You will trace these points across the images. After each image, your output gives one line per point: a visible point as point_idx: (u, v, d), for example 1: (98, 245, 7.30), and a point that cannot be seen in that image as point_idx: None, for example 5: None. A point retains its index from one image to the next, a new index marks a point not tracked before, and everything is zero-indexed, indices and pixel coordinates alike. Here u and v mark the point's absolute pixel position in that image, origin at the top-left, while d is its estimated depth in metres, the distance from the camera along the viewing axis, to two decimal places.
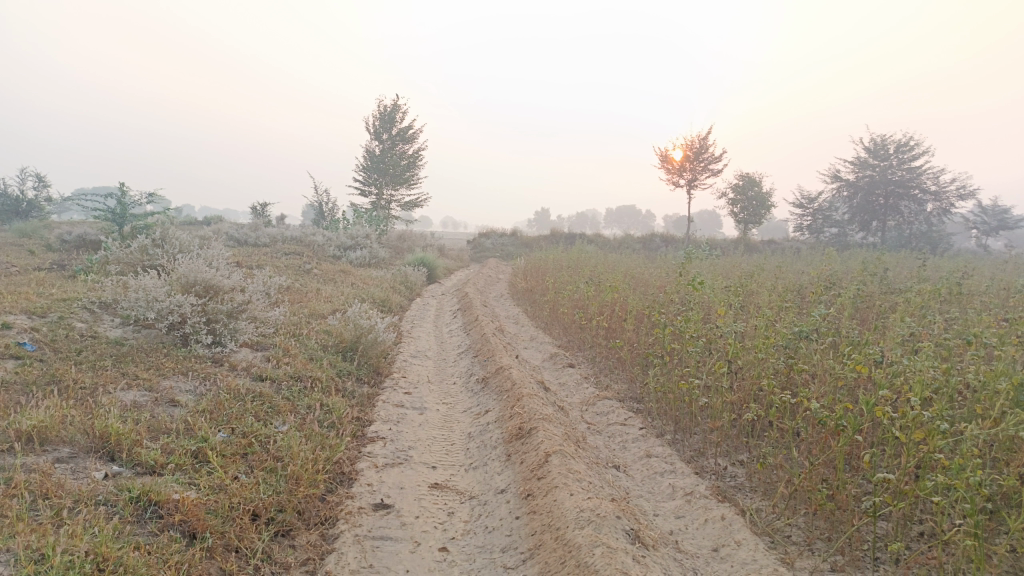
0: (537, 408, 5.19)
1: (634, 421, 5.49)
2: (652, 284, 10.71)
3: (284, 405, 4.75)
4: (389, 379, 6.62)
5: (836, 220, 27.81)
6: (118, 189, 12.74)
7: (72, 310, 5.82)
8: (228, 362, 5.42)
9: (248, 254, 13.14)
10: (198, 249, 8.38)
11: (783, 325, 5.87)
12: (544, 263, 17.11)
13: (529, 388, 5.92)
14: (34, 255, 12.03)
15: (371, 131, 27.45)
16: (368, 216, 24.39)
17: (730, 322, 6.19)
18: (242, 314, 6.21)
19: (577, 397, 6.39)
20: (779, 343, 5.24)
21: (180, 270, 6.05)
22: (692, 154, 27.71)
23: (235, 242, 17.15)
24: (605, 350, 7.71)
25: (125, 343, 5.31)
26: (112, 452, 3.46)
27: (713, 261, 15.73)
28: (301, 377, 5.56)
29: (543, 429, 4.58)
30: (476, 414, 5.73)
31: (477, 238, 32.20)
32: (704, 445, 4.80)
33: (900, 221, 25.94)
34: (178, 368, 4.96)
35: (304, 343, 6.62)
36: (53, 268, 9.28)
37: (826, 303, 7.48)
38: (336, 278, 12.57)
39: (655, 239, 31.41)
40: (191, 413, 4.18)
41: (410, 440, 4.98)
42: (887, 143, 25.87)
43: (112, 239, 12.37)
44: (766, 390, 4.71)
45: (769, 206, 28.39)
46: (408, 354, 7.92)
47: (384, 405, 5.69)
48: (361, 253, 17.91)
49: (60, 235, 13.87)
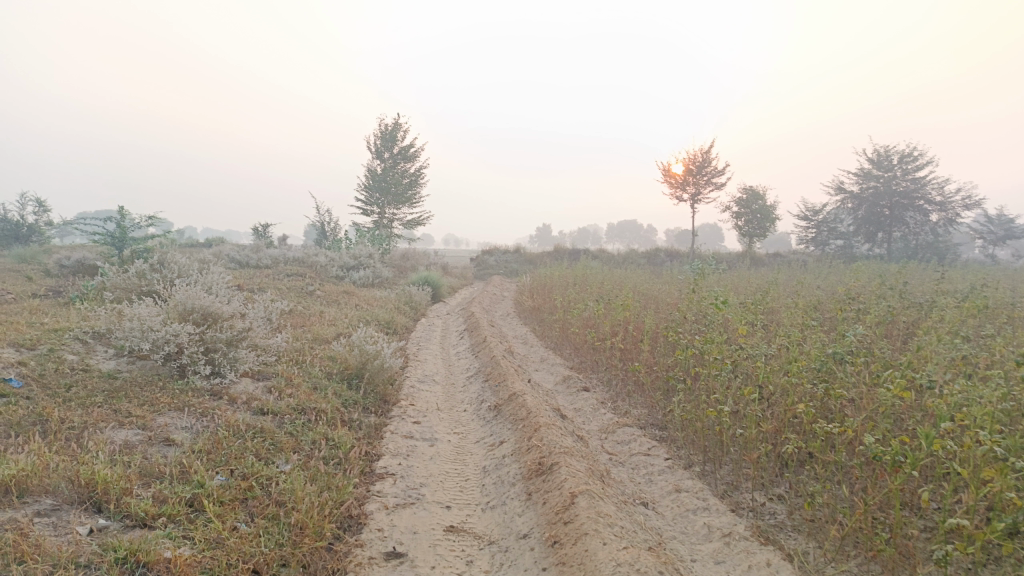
0: (556, 440, 4.87)
1: (659, 451, 5.18)
2: (664, 301, 10.41)
3: (287, 441, 4.45)
4: (397, 407, 6.31)
5: (842, 232, 27.54)
6: (118, 212, 12.50)
7: (64, 341, 5.53)
8: (227, 394, 5.11)
9: (249, 277, 12.86)
10: (198, 274, 8.10)
11: (812, 345, 5.56)
12: (549, 281, 16.81)
13: (546, 416, 5.61)
14: (31, 280, 11.77)
15: (372, 150, 27.31)
16: (371, 235, 24.17)
17: (755, 343, 5.89)
18: (242, 342, 5.91)
19: (595, 425, 6.08)
20: (812, 366, 4.95)
21: (177, 297, 5.76)
22: (695, 168, 27.53)
23: (237, 264, 16.92)
24: (621, 373, 7.40)
25: (119, 376, 5.02)
26: (98, 503, 3.16)
27: (722, 275, 15.42)
28: (304, 409, 5.26)
29: (565, 464, 4.27)
30: (490, 445, 5.42)
31: (480, 256, 31.98)
32: (737, 478, 4.49)
33: (906, 233, 25.62)
34: (174, 404, 4.66)
35: (308, 371, 6.32)
36: (49, 295, 9.02)
37: (849, 320, 7.18)
38: (339, 299, 12.28)
39: (659, 254, 31.15)
40: (187, 454, 3.87)
41: (422, 476, 4.67)
42: (891, 154, 25.64)
43: (111, 263, 12.12)
44: (804, 417, 4.41)
45: (773, 219, 28.12)
46: (416, 379, 7.61)
47: (392, 437, 5.39)
48: (364, 273, 17.66)
49: (59, 259, 13.64)
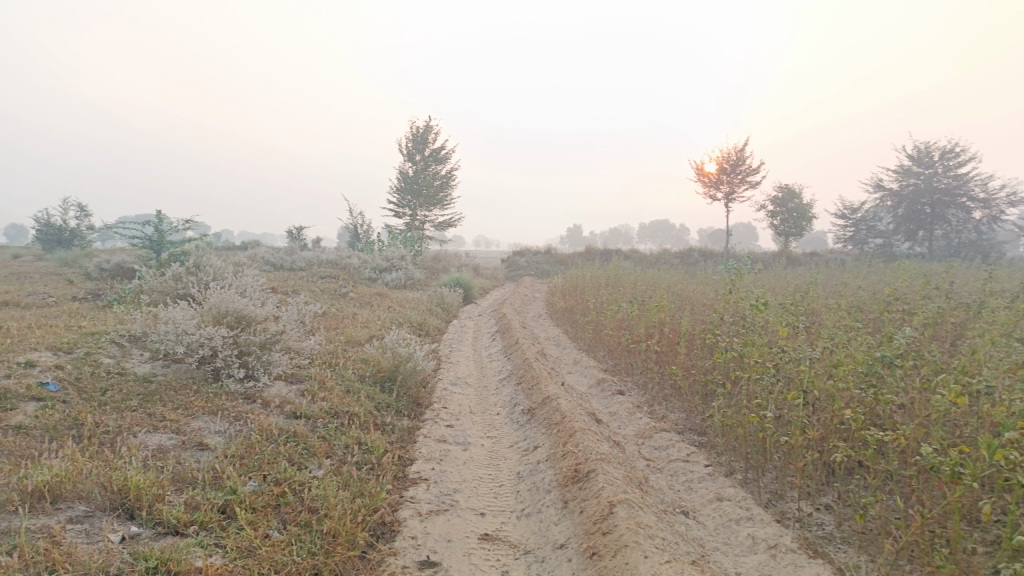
0: (592, 446, 4.75)
1: (698, 457, 5.05)
2: (699, 303, 10.22)
3: (320, 445, 4.40)
4: (430, 410, 6.24)
5: (882, 231, 26.90)
6: (156, 216, 12.67)
7: (100, 344, 5.57)
8: (260, 398, 5.09)
9: (282, 279, 12.95)
10: (233, 276, 8.14)
11: (857, 348, 5.37)
12: (581, 282, 16.65)
13: (582, 421, 5.49)
14: (72, 284, 11.98)
15: (404, 152, 27.42)
16: (403, 237, 24.25)
17: (798, 346, 5.70)
18: (276, 346, 5.89)
19: (631, 429, 5.95)
20: (860, 371, 4.76)
21: (211, 300, 5.76)
22: (729, 166, 27.12)
23: (271, 267, 17.08)
24: (657, 376, 7.26)
25: (154, 380, 5.02)
26: (131, 509, 3.13)
27: (758, 275, 15.10)
28: (337, 412, 5.22)
29: (602, 471, 4.15)
30: (524, 450, 5.32)
31: (511, 256, 31.95)
32: (781, 486, 4.33)
33: (948, 231, 24.88)
34: (208, 408, 4.65)
35: (341, 374, 6.29)
36: (88, 299, 9.15)
37: (895, 321, 6.94)
38: (372, 301, 12.28)
39: (693, 254, 30.76)
40: (219, 460, 3.84)
41: (456, 482, 4.59)
42: (932, 150, 24.97)
43: (149, 266, 12.32)
44: (852, 423, 4.24)
45: (810, 218, 27.57)
46: (448, 381, 7.55)
47: (425, 441, 5.32)
48: (397, 274, 17.70)
49: (100, 262, 13.88)
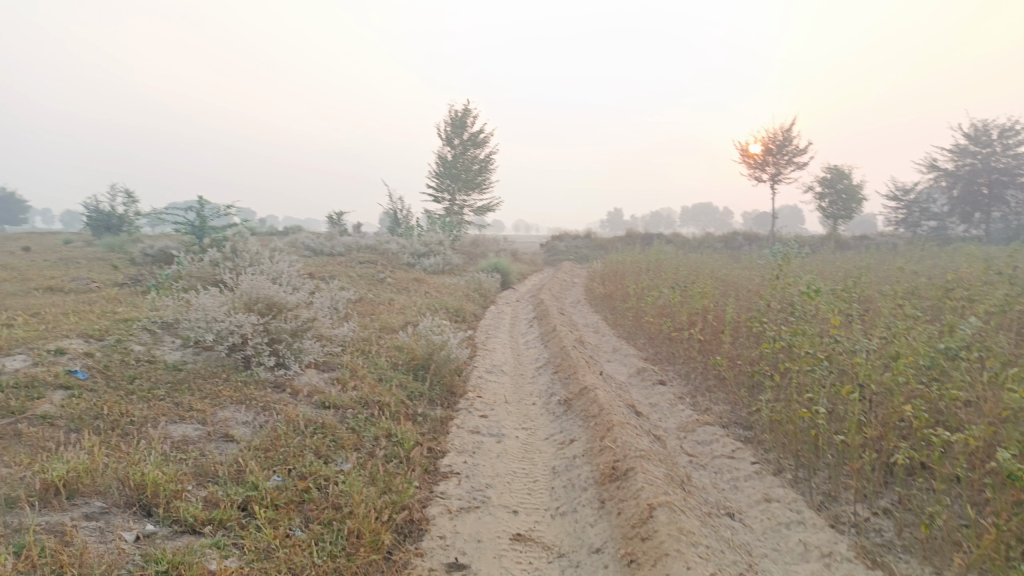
0: (632, 441, 4.52)
1: (744, 454, 4.80)
2: (744, 289, 9.86)
3: (349, 437, 4.25)
4: (464, 400, 6.08)
5: (936, 213, 25.85)
6: (198, 201, 12.75)
7: (132, 331, 5.52)
8: (290, 387, 4.97)
9: (321, 264, 12.93)
10: (268, 262, 8.07)
11: (918, 338, 5.02)
12: (621, 266, 16.31)
13: (621, 413, 5.26)
14: (117, 269, 12.14)
15: (443, 137, 27.28)
16: (442, 222, 24.14)
17: (852, 336, 5.37)
18: (307, 333, 5.77)
19: (673, 422, 5.72)
20: (921, 364, 4.43)
21: (242, 287, 5.64)
22: (775, 147, 26.33)
23: (311, 252, 17.14)
24: (699, 366, 6.98)
25: (183, 368, 4.95)
26: (148, 506, 3.02)
27: (805, 259, 14.54)
28: (368, 402, 5.08)
29: (641, 469, 3.92)
30: (560, 443, 5.12)
31: (550, 241, 31.65)
32: (834, 487, 4.06)
33: (1007, 213, 23.68)
34: (236, 397, 4.54)
35: (374, 362, 6.16)
36: (129, 284, 9.21)
37: (956, 309, 6.52)
38: (410, 286, 12.18)
39: (737, 237, 30.04)
40: (243, 453, 3.72)
41: (488, 477, 4.41)
42: (990, 128, 23.83)
43: (190, 251, 12.41)
44: (914, 421, 3.93)
45: (860, 200, 26.63)
46: (484, 369, 7.39)
47: (458, 432, 5.16)
48: (435, 259, 17.61)
49: (144, 247, 14.06)
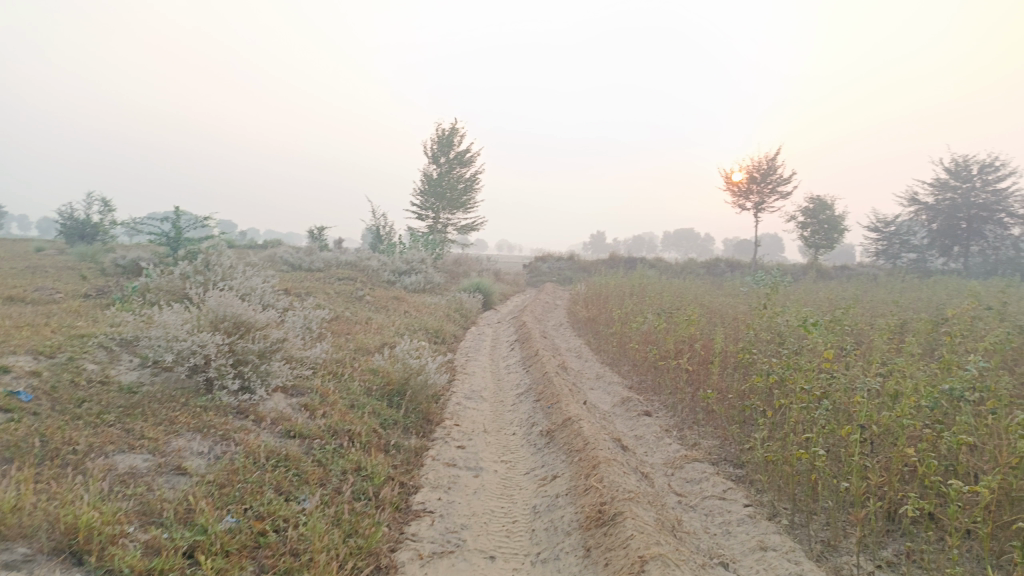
0: (618, 481, 4.24)
1: (736, 495, 4.53)
2: (731, 318, 9.65)
3: (313, 471, 3.94)
4: (440, 428, 5.77)
5: (915, 245, 26.01)
6: (174, 212, 12.39)
7: (87, 348, 5.16)
8: (254, 413, 4.64)
9: (298, 281, 12.58)
10: (241, 277, 7.72)
11: (917, 377, 4.81)
12: (605, 290, 16.11)
13: (606, 448, 4.99)
14: (85, 280, 11.71)
15: (429, 155, 27.09)
16: (424, 240, 23.87)
17: (847, 372, 5.14)
18: (276, 354, 5.43)
19: (659, 458, 5.45)
20: (924, 406, 4.21)
21: (208, 304, 5.31)
22: (759, 175, 26.42)
23: (289, 267, 16.78)
24: (686, 398, 6.74)
25: (139, 391, 4.59)
26: (80, 553, 2.68)
27: (789, 289, 14.41)
28: (338, 431, 4.76)
29: (629, 514, 3.63)
30: (541, 479, 4.82)
31: (534, 262, 31.44)
32: (834, 536, 3.80)
33: (985, 247, 23.86)
34: (193, 424, 4.20)
35: (346, 386, 5.83)
36: (94, 296, 8.81)
37: (948, 346, 6.34)
38: (389, 305, 11.86)
39: (719, 264, 30.04)
40: (195, 489, 3.40)
41: (464, 516, 4.10)
42: (970, 163, 24.07)
43: (164, 262, 12.02)
44: (919, 469, 3.69)
45: (842, 230, 26.68)
46: (462, 395, 7.07)
47: (433, 465, 4.85)
48: (416, 278, 17.31)
49: (116, 258, 13.62)
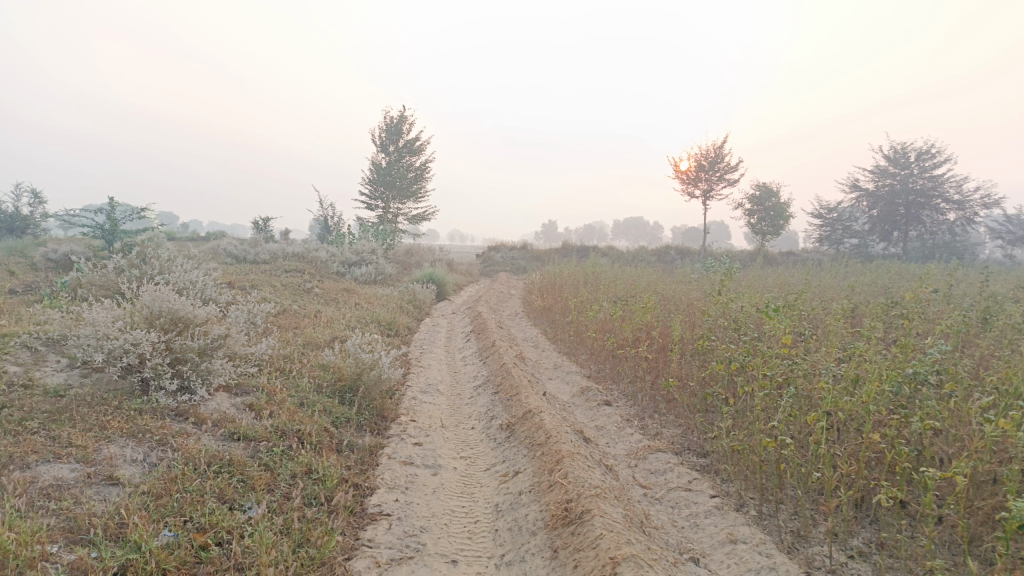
0: (583, 476, 4.09)
1: (702, 486, 4.43)
2: (686, 305, 9.64)
3: (260, 476, 3.68)
4: (396, 425, 5.54)
5: (857, 231, 26.69)
6: (109, 203, 11.76)
7: (9, 348, 4.76)
8: (194, 415, 4.33)
9: (243, 273, 12.11)
10: (181, 270, 7.31)
11: (878, 360, 4.78)
12: (558, 278, 16.02)
13: (569, 441, 4.84)
14: (12, 275, 11.02)
15: (377, 143, 26.56)
16: (375, 230, 23.40)
17: (809, 358, 5.10)
18: (218, 351, 5.12)
19: (622, 448, 5.33)
20: (889, 390, 4.16)
21: (142, 299, 4.96)
22: (707, 163, 26.68)
23: (234, 259, 16.21)
24: (646, 387, 6.65)
25: (67, 394, 4.24)
26: None
27: (739, 275, 14.50)
28: (286, 431, 4.49)
29: (598, 512, 3.49)
30: (502, 475, 4.64)
31: (486, 252, 31.20)
32: (804, 526, 3.72)
33: (922, 232, 24.60)
34: (127, 429, 3.89)
35: (295, 383, 5.54)
36: (20, 293, 8.25)
37: (901, 329, 6.38)
38: (339, 297, 11.51)
39: (669, 251, 30.32)
40: (129, 501, 3.11)
41: (423, 518, 3.89)
42: (908, 151, 24.74)
43: (99, 256, 11.41)
44: (888, 455, 3.64)
45: (788, 217, 27.13)
46: (418, 389, 6.85)
47: (389, 464, 4.62)
48: (367, 269, 16.93)
49: (46, 251, 12.89)
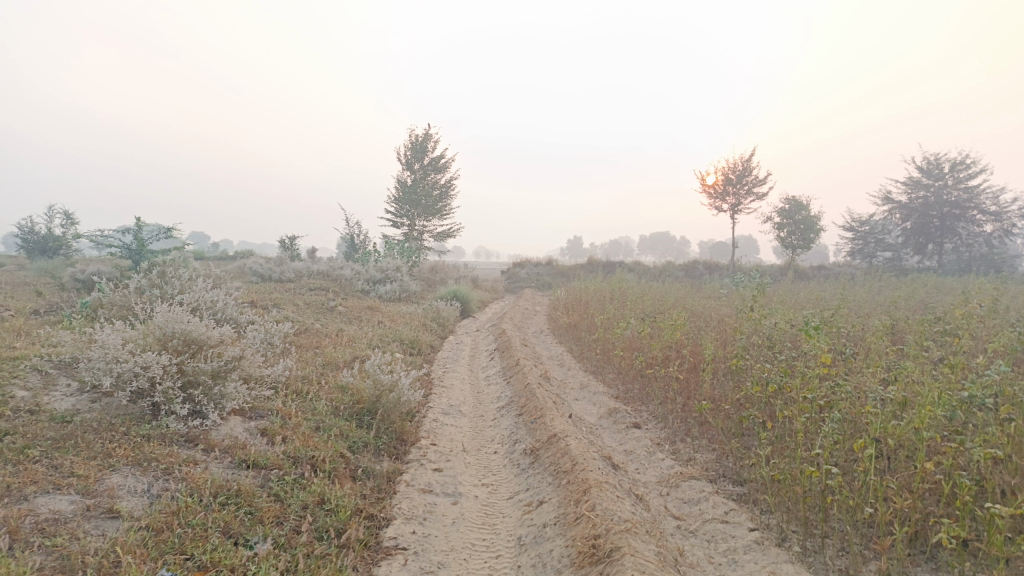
0: (612, 507, 3.82)
1: (740, 518, 4.14)
2: (716, 322, 9.32)
3: (269, 508, 3.48)
4: (416, 449, 5.32)
5: (890, 244, 26.02)
6: (135, 223, 11.78)
7: (19, 371, 4.63)
8: (204, 441, 4.16)
9: (266, 292, 12.04)
10: (200, 289, 7.19)
11: (928, 381, 4.45)
12: (584, 295, 15.74)
13: (596, 468, 4.58)
14: (38, 296, 11.06)
15: (402, 161, 26.63)
16: (399, 247, 23.33)
17: (852, 379, 4.78)
18: (232, 374, 4.95)
19: (652, 475, 5.06)
20: (944, 415, 3.85)
21: (155, 320, 4.82)
22: (734, 177, 26.29)
23: (259, 278, 16.20)
24: (676, 408, 6.36)
25: (74, 420, 4.09)
26: None
27: (770, 291, 14.09)
28: (300, 458, 4.29)
29: (628, 550, 3.23)
30: (526, 505, 4.39)
31: (512, 268, 31.01)
32: (853, 564, 3.42)
33: (958, 244, 23.86)
34: (132, 457, 3.72)
35: (312, 406, 5.36)
36: (42, 314, 8.21)
37: (947, 346, 6.01)
38: (362, 315, 11.37)
39: (697, 266, 29.85)
40: (127, 536, 2.93)
41: (441, 552, 3.66)
42: (942, 162, 24.10)
43: (125, 276, 11.42)
44: (946, 488, 3.33)
45: (818, 230, 26.56)
46: (439, 411, 6.63)
47: (407, 491, 4.40)
48: (391, 286, 16.82)
49: (75, 271, 12.96)
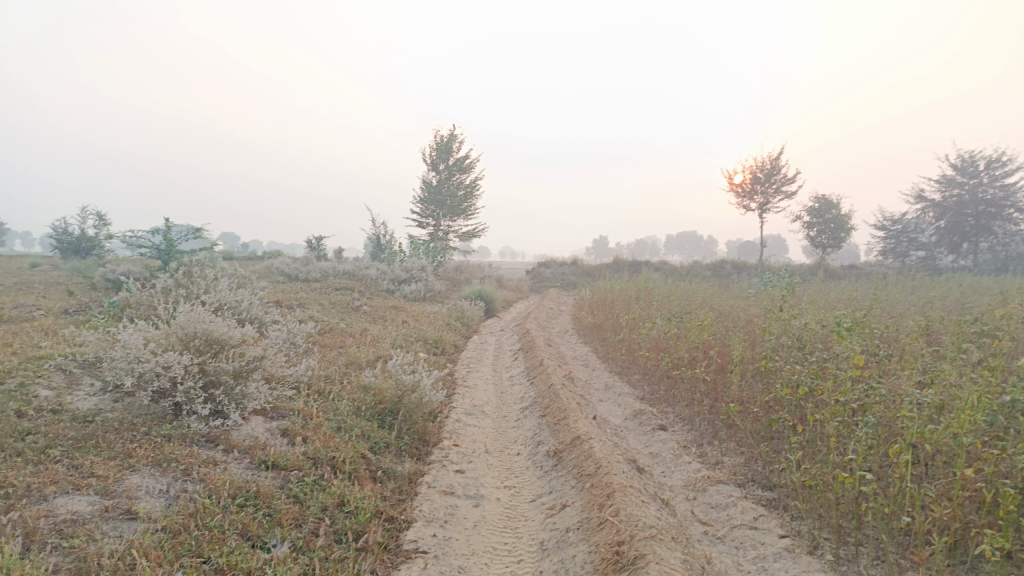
0: (636, 513, 3.72)
1: (770, 524, 4.01)
2: (744, 322, 9.14)
3: (288, 510, 3.44)
4: (438, 450, 5.26)
5: (923, 243, 25.46)
6: (164, 224, 11.90)
7: (43, 371, 4.66)
8: (225, 442, 4.14)
9: (291, 292, 12.08)
10: (225, 289, 7.20)
11: (967, 384, 4.28)
12: (610, 295, 15.59)
13: (621, 471, 4.48)
14: (70, 295, 11.20)
15: (428, 162, 26.67)
16: (424, 247, 23.35)
17: (887, 381, 4.61)
18: (254, 374, 4.93)
19: (679, 479, 4.94)
20: (985, 420, 3.69)
21: (178, 320, 4.81)
22: (763, 176, 25.92)
23: (285, 278, 16.29)
24: (703, 411, 6.22)
25: (96, 420, 4.09)
26: None
27: (799, 291, 13.83)
28: (320, 459, 4.25)
29: (653, 558, 3.13)
30: (549, 508, 4.30)
31: (537, 268, 30.90)
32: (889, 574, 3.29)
33: (995, 243, 23.25)
34: (152, 457, 3.70)
35: (333, 406, 5.33)
36: (73, 313, 8.31)
37: (986, 347, 5.80)
38: (387, 315, 11.37)
39: (725, 266, 29.49)
40: (144, 539, 2.90)
41: (462, 556, 3.59)
42: (977, 159, 23.51)
43: (154, 276, 11.54)
44: (987, 497, 3.18)
45: (849, 229, 26.07)
46: (462, 412, 6.56)
47: (428, 493, 4.34)
48: (416, 286, 16.83)
49: (107, 271, 13.14)
